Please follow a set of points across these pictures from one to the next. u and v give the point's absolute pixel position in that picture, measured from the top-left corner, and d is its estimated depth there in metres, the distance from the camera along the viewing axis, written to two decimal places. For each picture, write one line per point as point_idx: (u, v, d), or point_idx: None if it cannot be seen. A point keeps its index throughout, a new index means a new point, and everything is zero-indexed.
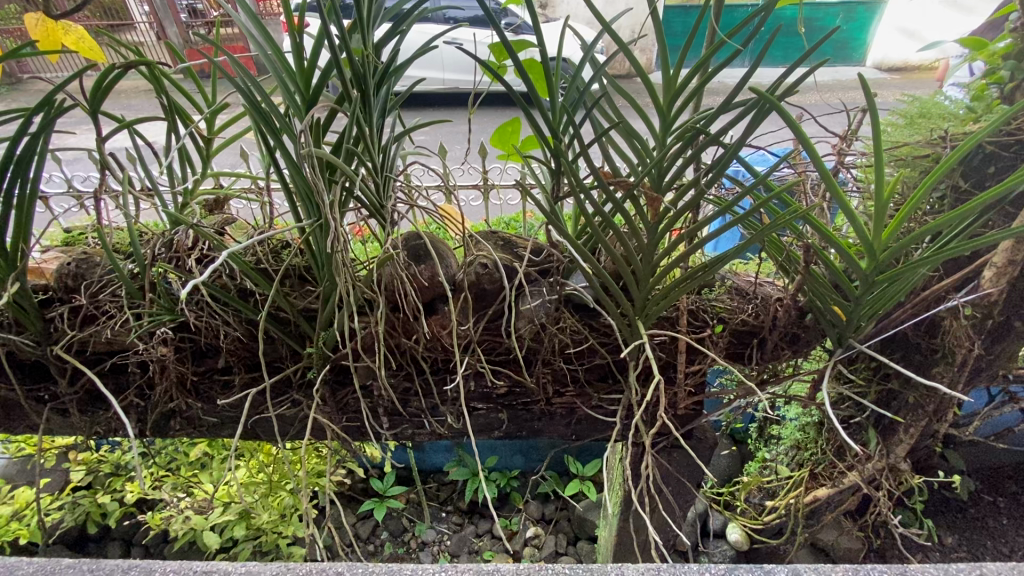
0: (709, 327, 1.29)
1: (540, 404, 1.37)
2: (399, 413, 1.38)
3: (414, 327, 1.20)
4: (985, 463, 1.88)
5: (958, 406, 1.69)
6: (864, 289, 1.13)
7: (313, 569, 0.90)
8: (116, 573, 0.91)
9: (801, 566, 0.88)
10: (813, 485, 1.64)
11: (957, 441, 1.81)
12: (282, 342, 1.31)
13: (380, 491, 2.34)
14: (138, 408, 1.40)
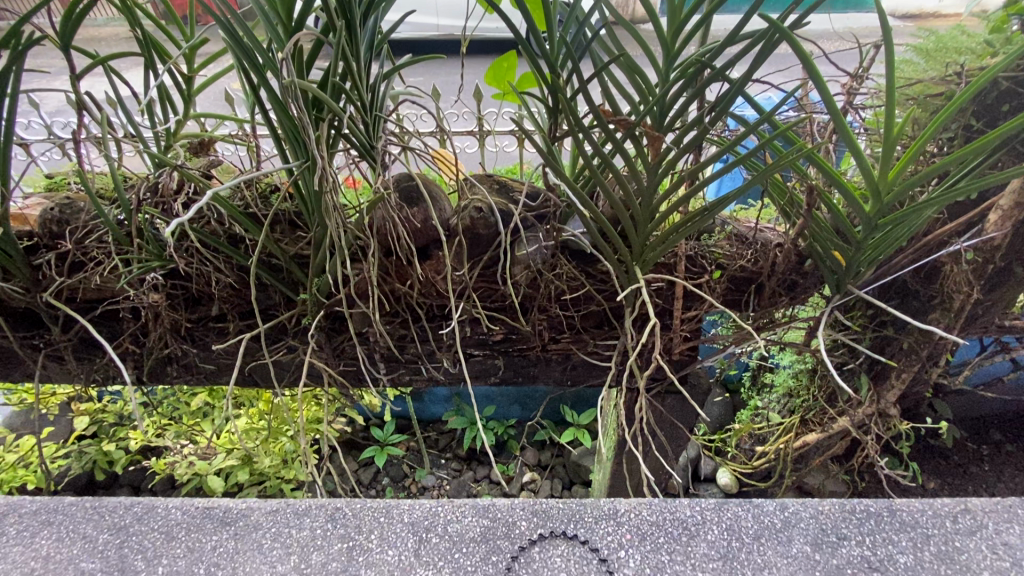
0: (708, 273, 1.28)
1: (535, 350, 1.38)
2: (395, 360, 1.38)
3: (407, 272, 1.19)
4: (971, 413, 1.91)
5: (950, 355, 1.70)
6: (866, 233, 1.11)
7: (311, 505, 0.91)
8: (119, 510, 0.93)
9: (789, 500, 0.90)
10: (803, 431, 1.68)
11: (945, 390, 1.83)
12: (275, 289, 1.30)
13: (380, 439, 2.39)
14: (134, 356, 1.41)
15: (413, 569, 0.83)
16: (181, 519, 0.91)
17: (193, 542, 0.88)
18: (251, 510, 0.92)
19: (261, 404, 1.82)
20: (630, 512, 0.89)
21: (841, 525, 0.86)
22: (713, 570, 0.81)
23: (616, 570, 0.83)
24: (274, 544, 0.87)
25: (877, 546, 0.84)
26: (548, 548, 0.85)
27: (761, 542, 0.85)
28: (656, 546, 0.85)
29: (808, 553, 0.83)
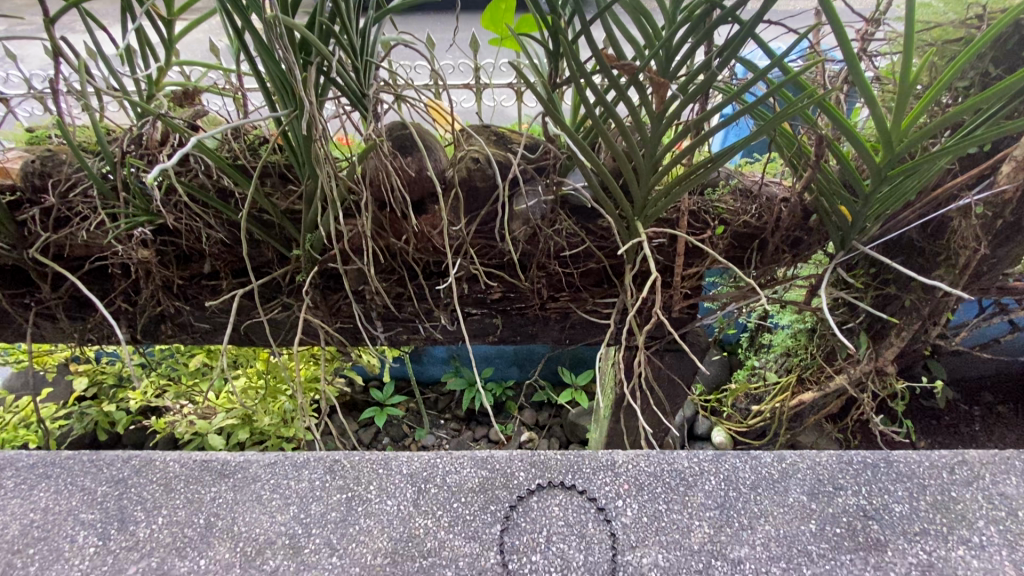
0: (710, 229, 1.25)
1: (534, 309, 1.36)
2: (392, 318, 1.37)
3: (403, 227, 1.15)
4: (963, 375, 1.92)
5: (948, 316, 1.69)
6: (875, 185, 1.08)
7: (309, 458, 0.91)
8: (117, 462, 0.93)
9: (787, 452, 0.90)
10: (799, 390, 1.69)
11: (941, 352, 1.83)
12: (267, 246, 1.27)
13: (380, 400, 2.41)
14: (127, 314, 1.39)
15: (413, 517, 0.84)
16: (180, 472, 0.91)
17: (193, 493, 0.88)
18: (250, 462, 0.92)
19: (259, 364, 1.81)
20: (628, 464, 0.89)
21: (838, 476, 0.86)
22: (709, 519, 0.82)
23: (613, 518, 0.83)
24: (273, 495, 0.87)
25: (873, 495, 0.84)
26: (546, 497, 0.86)
27: (759, 492, 0.85)
28: (654, 495, 0.86)
29: (804, 502, 0.84)
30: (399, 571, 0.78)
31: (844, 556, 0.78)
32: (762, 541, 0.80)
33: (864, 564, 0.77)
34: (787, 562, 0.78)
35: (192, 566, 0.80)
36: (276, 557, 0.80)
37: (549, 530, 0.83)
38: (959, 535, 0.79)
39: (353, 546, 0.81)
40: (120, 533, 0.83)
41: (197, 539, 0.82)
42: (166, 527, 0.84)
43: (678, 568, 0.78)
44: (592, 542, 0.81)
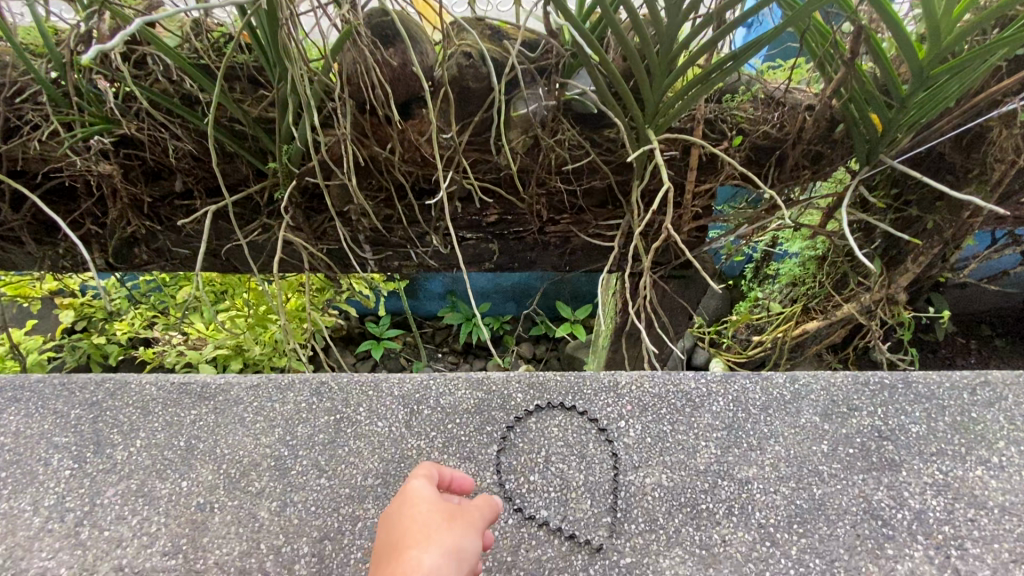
0: (727, 140, 1.14)
1: (532, 231, 1.27)
2: (381, 242, 1.28)
3: (387, 135, 1.04)
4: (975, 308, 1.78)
5: (957, 247, 1.57)
6: (914, 85, 0.96)
7: (295, 380, 0.86)
8: (90, 386, 0.87)
9: (800, 372, 0.85)
10: (803, 320, 1.64)
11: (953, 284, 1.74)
12: (242, 160, 1.16)
13: (376, 334, 2.32)
14: (98, 238, 1.29)
15: (404, 439, 0.80)
16: (157, 395, 0.86)
17: (172, 416, 0.83)
18: (231, 385, 0.86)
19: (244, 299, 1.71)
20: (631, 384, 0.85)
21: (853, 396, 0.82)
22: (717, 439, 0.79)
23: (615, 438, 0.80)
24: (257, 418, 0.82)
25: (889, 416, 0.80)
26: (545, 418, 0.83)
27: (769, 413, 0.81)
28: (658, 416, 0.82)
29: (817, 423, 0.80)
30: (391, 492, 0.75)
31: (856, 475, 0.75)
32: (771, 461, 0.77)
33: (877, 484, 0.74)
34: (797, 481, 0.75)
35: (173, 488, 0.76)
36: (261, 479, 0.76)
37: (548, 450, 0.80)
38: (977, 455, 0.76)
39: (342, 468, 0.77)
40: (96, 456, 0.79)
41: (178, 461, 0.78)
42: (145, 449, 0.80)
43: (682, 488, 0.75)
44: (592, 461, 0.78)
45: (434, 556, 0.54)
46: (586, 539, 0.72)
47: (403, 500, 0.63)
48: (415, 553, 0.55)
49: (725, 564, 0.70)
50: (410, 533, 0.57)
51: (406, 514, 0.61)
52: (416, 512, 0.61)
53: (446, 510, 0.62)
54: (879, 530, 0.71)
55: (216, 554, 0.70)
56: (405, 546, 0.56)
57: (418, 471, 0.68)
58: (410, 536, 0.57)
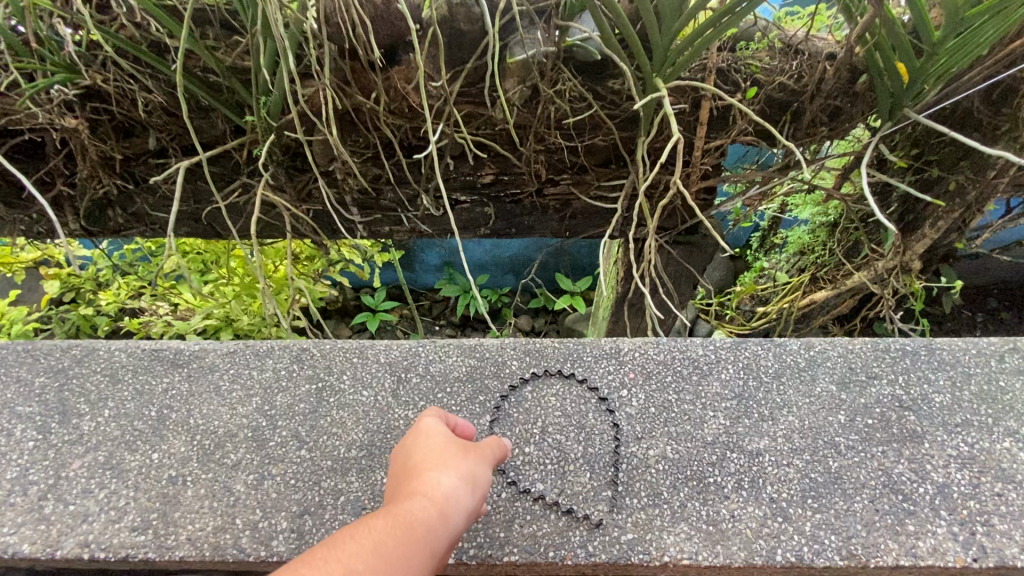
0: (740, 92, 1.05)
1: (530, 193, 1.19)
2: (369, 204, 1.20)
3: (372, 83, 0.95)
4: (1003, 275, 1.66)
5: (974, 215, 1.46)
6: (947, 31, 0.87)
7: (273, 347, 0.80)
8: (55, 352, 0.81)
9: (816, 339, 0.80)
10: (811, 289, 1.58)
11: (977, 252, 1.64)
12: (219, 115, 1.08)
13: (371, 306, 2.24)
14: (70, 200, 1.22)
15: (391, 409, 0.75)
16: (127, 362, 0.80)
17: (143, 384, 0.78)
18: (206, 352, 0.80)
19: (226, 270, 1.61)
20: (635, 352, 0.81)
21: (872, 364, 0.77)
22: (726, 409, 0.75)
23: (617, 409, 0.76)
24: (233, 387, 0.77)
25: (911, 385, 0.75)
26: (541, 386, 0.79)
27: (782, 381, 0.76)
28: (663, 384, 0.78)
29: (833, 393, 0.75)
30: (376, 464, 0.70)
31: (875, 447, 0.71)
32: (784, 432, 0.73)
33: (898, 456, 0.70)
34: (812, 454, 0.71)
35: (144, 460, 0.71)
36: (237, 451, 0.71)
37: (544, 420, 0.76)
38: (1005, 426, 0.72)
39: (325, 440, 0.72)
40: (62, 426, 0.74)
41: (149, 431, 0.73)
42: (113, 420, 0.74)
43: (688, 461, 0.71)
44: (592, 433, 0.75)
45: (451, 478, 0.57)
46: (585, 514, 0.68)
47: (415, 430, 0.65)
48: (432, 474, 0.58)
49: (734, 541, 0.65)
50: (425, 458, 0.60)
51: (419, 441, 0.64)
52: (429, 441, 0.63)
53: (457, 439, 0.65)
54: (900, 505, 0.67)
55: (188, 530, 0.65)
56: (422, 468, 0.59)
57: (429, 407, 0.70)
58: (426, 460, 0.60)
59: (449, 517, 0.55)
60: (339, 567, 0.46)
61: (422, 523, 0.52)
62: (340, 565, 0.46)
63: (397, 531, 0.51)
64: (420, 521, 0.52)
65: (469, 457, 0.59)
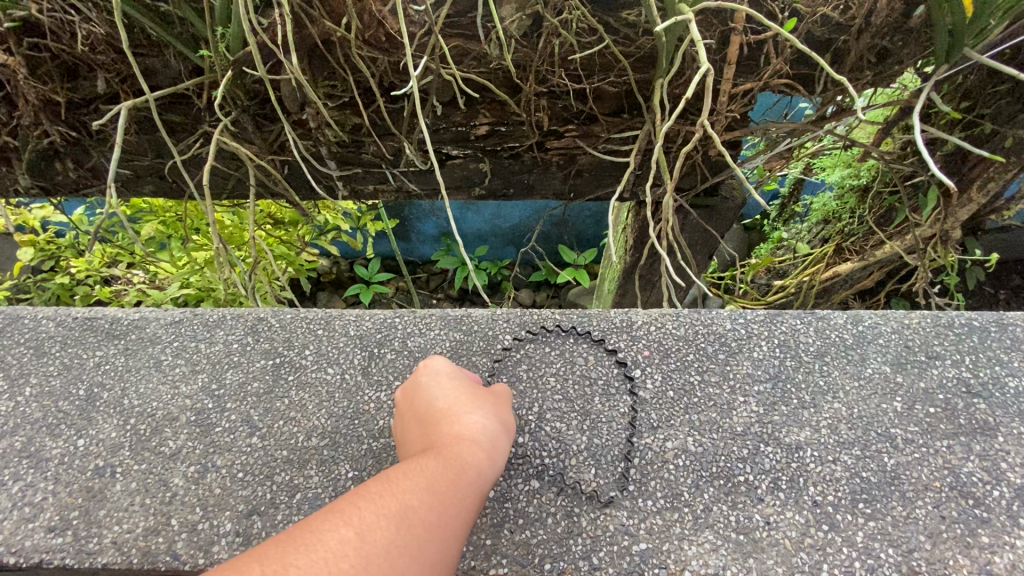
0: (775, 24, 0.91)
1: (531, 146, 1.05)
2: (349, 159, 1.06)
3: (342, 6, 0.81)
4: None
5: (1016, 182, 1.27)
6: None
7: (226, 316, 0.74)
8: None
9: (865, 313, 0.72)
10: (835, 261, 1.44)
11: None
12: (171, 50, 0.94)
13: (365, 277, 2.10)
14: (13, 151, 1.09)
15: (360, 391, 0.68)
16: (55, 332, 0.73)
17: (72, 357, 0.71)
18: (146, 321, 0.74)
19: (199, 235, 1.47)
20: (649, 326, 0.73)
21: (934, 342, 0.70)
22: (759, 394, 0.67)
23: (629, 393, 0.68)
24: (177, 361, 0.71)
25: (981, 366, 0.68)
26: (537, 365, 0.71)
27: (825, 361, 0.69)
28: (684, 364, 0.70)
29: (887, 375, 0.68)
30: (340, 456, 0.63)
31: (939, 441, 0.63)
32: (828, 423, 0.65)
33: (966, 452, 0.62)
34: (862, 449, 0.63)
35: (67, 447, 0.64)
36: (178, 438, 0.65)
37: (542, 405, 0.67)
38: None
39: (281, 425, 0.66)
40: None
41: (75, 414, 0.67)
42: (35, 399, 0.68)
43: (713, 456, 0.63)
44: (598, 421, 0.66)
45: (490, 420, 0.54)
46: (588, 518, 0.60)
47: (435, 376, 0.61)
48: (468, 417, 0.54)
49: (770, 553, 0.57)
50: (456, 401, 0.56)
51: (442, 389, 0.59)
52: (451, 385, 0.59)
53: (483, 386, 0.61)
54: (970, 511, 0.59)
55: (114, 532, 0.59)
56: (454, 410, 0.55)
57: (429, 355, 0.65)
58: (455, 405, 0.56)
59: (493, 460, 0.51)
60: (397, 499, 0.42)
61: (473, 463, 0.48)
62: (397, 497, 0.42)
63: (448, 471, 0.47)
64: (469, 462, 0.48)
65: (501, 396, 0.57)
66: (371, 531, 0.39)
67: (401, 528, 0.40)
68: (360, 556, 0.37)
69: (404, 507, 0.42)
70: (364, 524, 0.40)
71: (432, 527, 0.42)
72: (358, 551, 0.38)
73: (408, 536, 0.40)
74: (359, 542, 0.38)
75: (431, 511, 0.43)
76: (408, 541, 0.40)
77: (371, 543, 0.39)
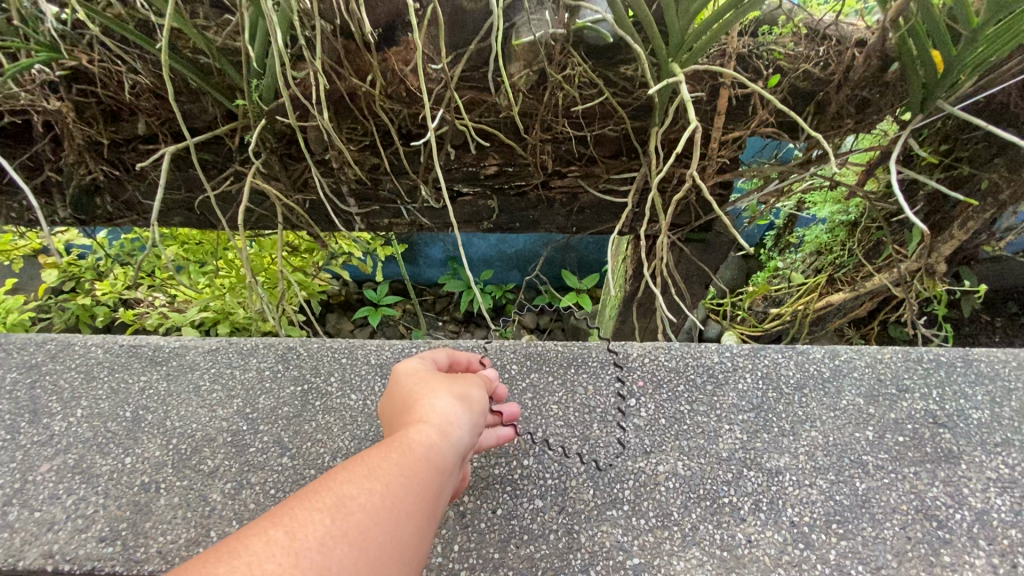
0: (761, 79, 0.99)
1: (536, 186, 1.13)
2: (367, 196, 1.15)
3: (368, 65, 0.90)
4: None
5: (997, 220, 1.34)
6: (988, 15, 0.79)
7: (258, 345, 0.82)
8: (29, 347, 0.84)
9: (842, 348, 0.80)
10: (827, 291, 1.51)
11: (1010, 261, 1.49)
12: (209, 98, 1.03)
13: (374, 300, 2.17)
14: (57, 186, 1.18)
15: (380, 415, 0.74)
16: (102, 358, 0.82)
17: (119, 382, 0.79)
18: (185, 349, 0.82)
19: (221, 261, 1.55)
20: (644, 358, 0.80)
21: (903, 375, 0.77)
22: (743, 423, 0.73)
23: (625, 420, 0.75)
24: (213, 386, 0.78)
25: (947, 400, 0.75)
26: (542, 394, 0.78)
27: (804, 393, 0.76)
28: (675, 394, 0.77)
29: (861, 406, 0.74)
30: None
31: (907, 467, 0.69)
32: (806, 449, 0.71)
33: (932, 478, 0.68)
34: (836, 473, 0.69)
35: (116, 464, 0.71)
36: (215, 457, 0.71)
37: (545, 430, 0.74)
38: None
39: (309, 447, 0.72)
40: (31, 427, 0.75)
41: (122, 434, 0.74)
42: (86, 420, 0.75)
43: (701, 479, 0.69)
44: (597, 445, 0.72)
45: (445, 398, 0.56)
46: (587, 535, 0.65)
47: (401, 374, 0.63)
48: (426, 401, 0.57)
49: (751, 569, 0.62)
50: (414, 390, 0.58)
51: (408, 383, 0.62)
52: (415, 379, 0.62)
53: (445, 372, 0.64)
54: (934, 533, 0.64)
55: (159, 542, 0.65)
56: (414, 400, 0.58)
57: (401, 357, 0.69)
58: (416, 394, 0.58)
59: (451, 435, 0.53)
60: (331, 493, 0.42)
61: (422, 441, 0.49)
62: (330, 492, 0.42)
63: (397, 453, 0.48)
64: (419, 440, 0.50)
65: (457, 377, 0.59)
66: (303, 527, 0.39)
67: (337, 518, 0.40)
68: (289, 551, 0.37)
69: (340, 500, 0.42)
70: (295, 521, 0.39)
71: (373, 512, 0.42)
72: (287, 547, 0.37)
73: (345, 525, 0.40)
74: (289, 539, 0.38)
75: (371, 497, 0.43)
76: (344, 530, 0.40)
77: (302, 537, 0.38)
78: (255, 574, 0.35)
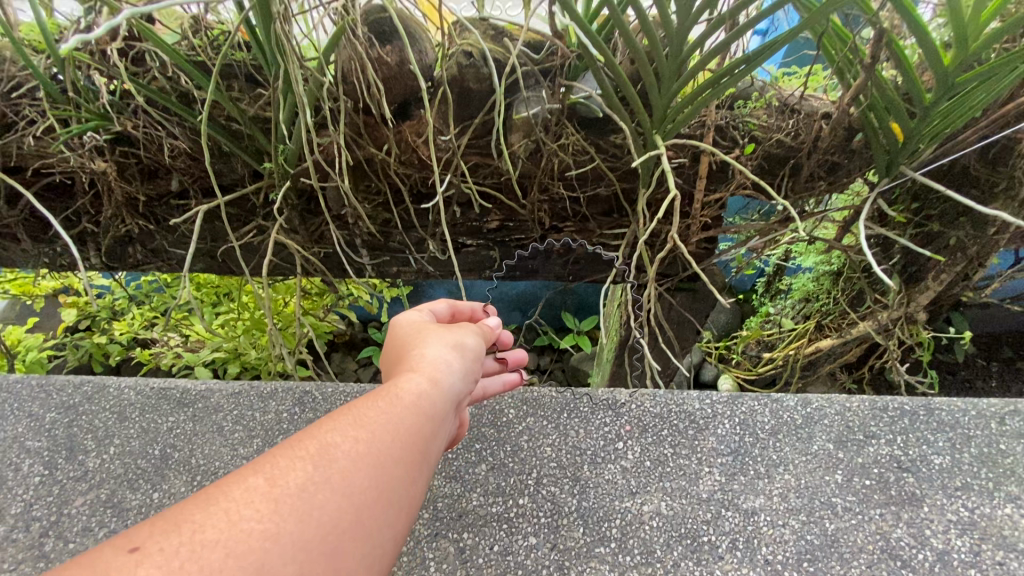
0: (738, 147, 1.10)
1: (534, 240, 1.22)
2: (378, 247, 1.24)
3: (384, 136, 1.01)
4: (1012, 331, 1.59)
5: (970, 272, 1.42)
6: (939, 95, 0.89)
7: (276, 389, 0.89)
8: (68, 388, 0.91)
9: (813, 396, 0.87)
10: (816, 337, 1.57)
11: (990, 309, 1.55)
12: (239, 160, 1.13)
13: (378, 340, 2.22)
14: (94, 236, 1.28)
15: None
16: (135, 400, 0.89)
17: (148, 422, 0.86)
18: (210, 392, 0.90)
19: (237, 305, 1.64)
20: (630, 404, 0.87)
21: (870, 423, 0.83)
22: (721, 466, 0.79)
23: (612, 461, 0.80)
24: (235, 427, 0.85)
25: (911, 446, 0.81)
26: (537, 438, 0.84)
27: (779, 438, 0.82)
28: (659, 438, 0.83)
29: (831, 451, 0.80)
30: None
31: (873, 509, 0.74)
32: (780, 491, 0.76)
33: (897, 520, 0.73)
34: (808, 514, 0.74)
35: (144, 499, 0.77)
36: None
37: (538, 472, 0.80)
38: (1006, 491, 0.75)
39: None
40: (68, 463, 0.82)
41: (151, 470, 0.80)
42: (117, 457, 0.82)
43: (682, 518, 0.74)
44: (586, 486, 0.78)
45: (435, 352, 0.59)
46: (576, 570, 0.70)
47: (395, 335, 0.67)
48: (417, 355, 0.60)
49: None
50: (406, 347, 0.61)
51: (403, 340, 0.66)
52: (407, 338, 0.65)
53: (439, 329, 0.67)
54: (898, 571, 0.69)
55: None
56: (405, 356, 0.61)
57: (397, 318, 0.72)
58: (408, 349, 0.61)
59: (440, 384, 0.56)
60: (315, 441, 0.44)
61: (407, 389, 0.52)
62: (315, 440, 0.44)
63: (383, 402, 0.50)
64: (408, 390, 0.53)
65: (445, 331, 0.62)
66: (285, 474, 0.41)
67: (320, 463, 0.43)
68: (268, 497, 0.39)
69: (324, 446, 0.44)
70: (277, 469, 0.42)
71: (358, 456, 0.44)
72: (267, 493, 0.40)
73: (327, 470, 0.42)
74: (270, 485, 0.40)
75: (356, 443, 0.45)
76: (327, 474, 0.42)
77: (283, 484, 0.41)
78: (235, 519, 0.38)
